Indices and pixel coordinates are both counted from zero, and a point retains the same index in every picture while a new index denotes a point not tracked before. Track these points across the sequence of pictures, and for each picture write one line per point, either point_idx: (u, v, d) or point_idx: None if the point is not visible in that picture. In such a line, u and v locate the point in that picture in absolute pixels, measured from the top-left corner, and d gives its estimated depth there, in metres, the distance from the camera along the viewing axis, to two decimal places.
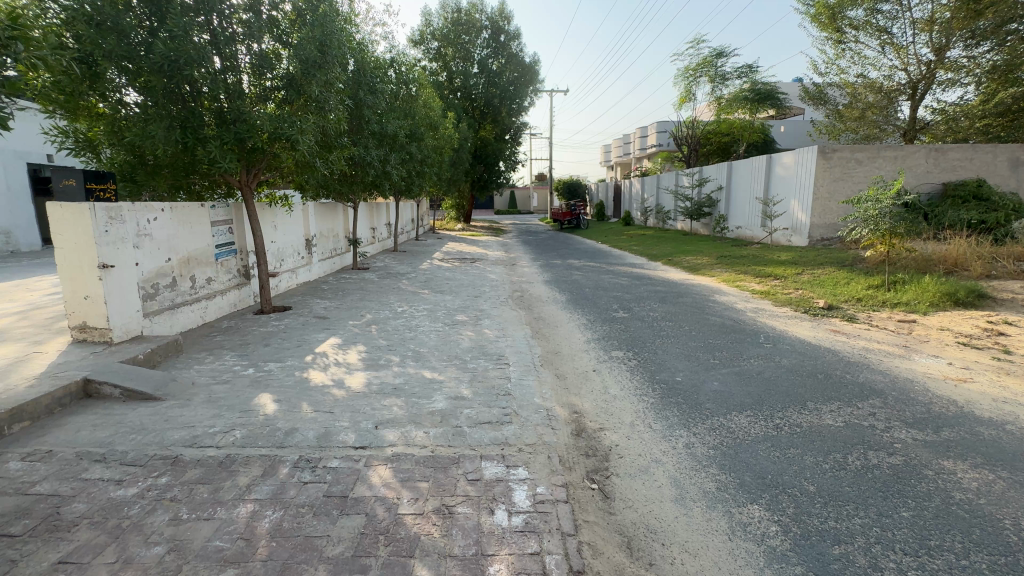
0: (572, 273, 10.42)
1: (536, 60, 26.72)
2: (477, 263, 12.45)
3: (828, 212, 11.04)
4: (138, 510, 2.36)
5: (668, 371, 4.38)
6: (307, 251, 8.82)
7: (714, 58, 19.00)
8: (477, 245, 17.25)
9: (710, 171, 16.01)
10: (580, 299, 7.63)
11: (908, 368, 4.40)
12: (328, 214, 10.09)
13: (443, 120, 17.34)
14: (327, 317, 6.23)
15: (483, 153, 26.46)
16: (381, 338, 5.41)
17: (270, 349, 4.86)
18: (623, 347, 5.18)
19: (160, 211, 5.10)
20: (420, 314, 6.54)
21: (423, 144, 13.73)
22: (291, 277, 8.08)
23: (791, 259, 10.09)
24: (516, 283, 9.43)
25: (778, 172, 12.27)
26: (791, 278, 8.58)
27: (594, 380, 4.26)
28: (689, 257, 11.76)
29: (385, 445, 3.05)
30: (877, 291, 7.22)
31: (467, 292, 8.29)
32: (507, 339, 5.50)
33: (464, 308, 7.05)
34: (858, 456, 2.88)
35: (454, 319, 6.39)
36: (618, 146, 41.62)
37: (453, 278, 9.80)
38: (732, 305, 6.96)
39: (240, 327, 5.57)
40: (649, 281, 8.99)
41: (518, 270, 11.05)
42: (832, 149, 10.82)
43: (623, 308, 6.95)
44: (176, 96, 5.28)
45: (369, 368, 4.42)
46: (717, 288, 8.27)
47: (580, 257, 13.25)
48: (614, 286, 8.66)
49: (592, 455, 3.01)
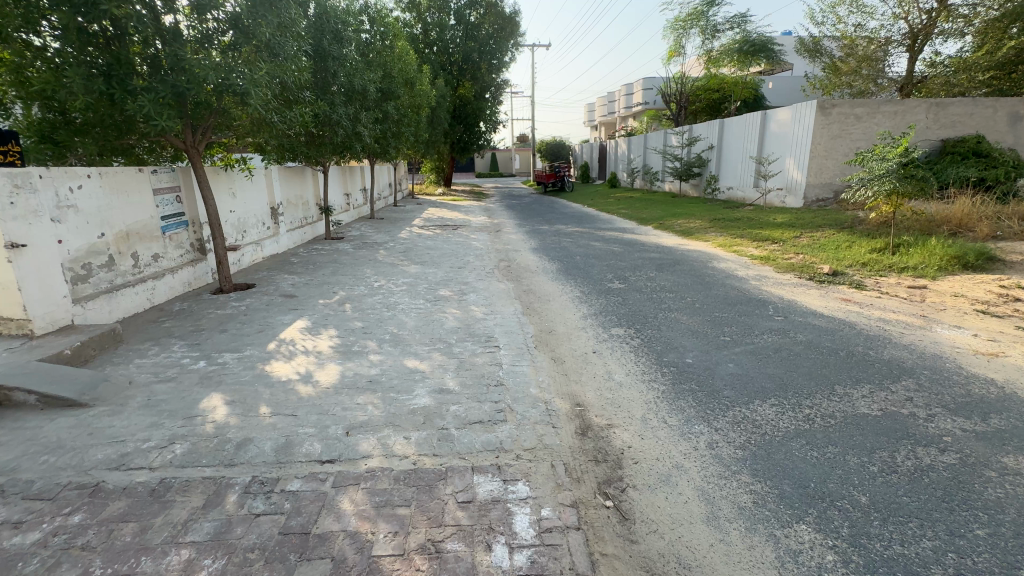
0: (561, 239, 9.88)
1: (516, 12, 25.12)
2: (459, 229, 11.80)
3: (825, 171, 10.58)
4: (36, 567, 1.85)
5: (676, 352, 3.95)
6: (273, 221, 8.08)
7: (705, 8, 17.92)
8: (459, 210, 16.49)
9: (701, 129, 15.38)
10: (571, 269, 7.13)
11: (933, 342, 4.03)
12: (296, 179, 9.26)
13: (419, 76, 16.17)
14: (295, 295, 5.61)
15: (462, 113, 25.11)
16: (356, 319, 4.86)
17: (227, 336, 4.27)
18: (623, 323, 4.73)
19: (86, 177, 4.34)
20: (399, 289, 5.97)
21: (398, 102, 12.76)
22: (256, 250, 7.37)
23: (788, 221, 9.71)
24: (502, 251, 8.86)
25: (773, 128, 11.75)
26: (791, 242, 8.21)
27: (595, 364, 3.82)
28: (681, 220, 11.32)
29: (358, 457, 2.56)
30: (882, 255, 6.87)
31: (451, 262, 7.71)
32: (496, 317, 5.00)
33: (447, 281, 6.49)
34: (907, 455, 2.49)
35: (437, 294, 5.85)
36: (603, 105, 40.34)
37: (434, 247, 9.16)
38: (732, 273, 6.56)
39: (194, 310, 4.94)
40: (643, 247, 8.52)
41: (503, 237, 10.45)
42: (832, 104, 10.27)
43: (619, 278, 6.47)
44: (96, 38, 4.39)
45: (341, 357, 3.89)
46: (714, 253, 7.86)
47: (567, 222, 12.65)
48: (606, 253, 8.16)
49: (604, 462, 2.58)
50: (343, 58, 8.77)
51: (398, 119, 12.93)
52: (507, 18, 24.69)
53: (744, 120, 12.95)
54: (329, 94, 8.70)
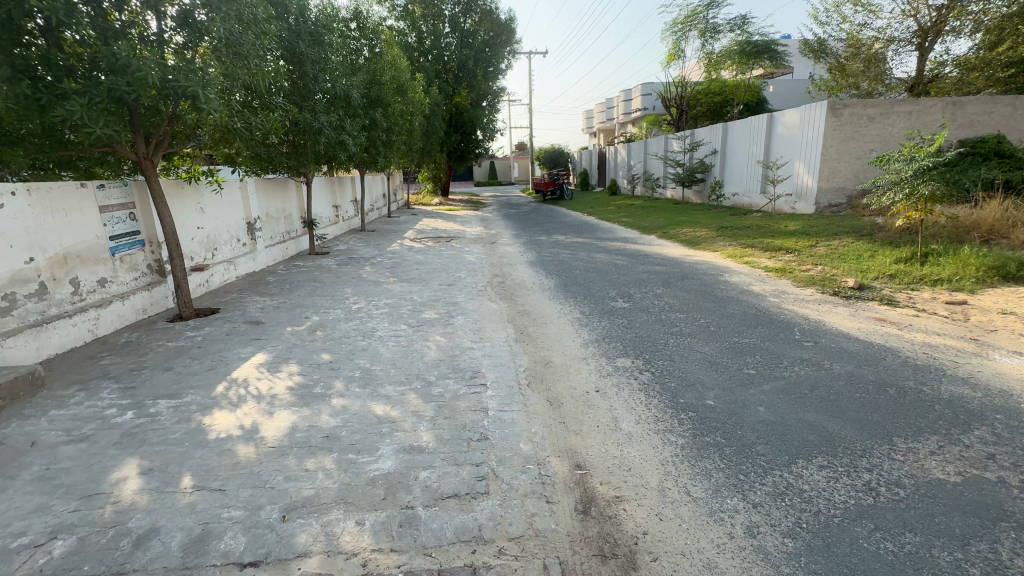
0: (560, 251, 9.29)
1: (511, 18, 24.80)
2: (453, 241, 11.23)
3: (837, 175, 10.04)
4: None
5: (693, 390, 3.35)
6: (249, 236, 7.53)
7: (703, 9, 17.47)
8: (454, 221, 15.94)
9: (703, 133, 14.87)
10: (570, 285, 6.53)
11: (996, 374, 3.41)
12: (277, 191, 8.74)
13: (411, 84, 15.73)
14: (261, 322, 5.02)
15: (458, 121, 24.69)
16: (324, 350, 4.26)
17: (171, 376, 3.67)
18: (630, 352, 4.14)
19: (9, 194, 3.78)
20: (379, 312, 5.38)
21: (388, 110, 12.27)
22: (228, 268, 6.81)
23: (800, 228, 9.14)
24: (497, 265, 8.28)
25: (779, 131, 11.23)
26: (806, 251, 7.63)
27: (598, 407, 3.22)
28: (685, 229, 10.76)
29: (291, 557, 1.96)
30: (909, 266, 6.28)
31: (440, 280, 7.12)
32: (485, 345, 4.40)
33: (433, 301, 5.90)
34: (1013, 548, 1.88)
35: (421, 317, 5.26)
36: (601, 112, 39.96)
37: (424, 261, 8.59)
38: (746, 288, 5.98)
39: (142, 342, 4.35)
40: (648, 260, 7.94)
41: (498, 250, 9.87)
42: (843, 105, 9.75)
43: (622, 296, 5.88)
44: (21, 36, 3.86)
45: (298, 402, 3.29)
46: (724, 265, 7.28)
47: (566, 232, 12.09)
48: (608, 267, 7.57)
49: (612, 558, 1.97)
50: (324, 62, 8.32)
51: (388, 127, 12.43)
52: (502, 24, 24.35)
53: (748, 122, 12.45)
54: (309, 101, 8.23)
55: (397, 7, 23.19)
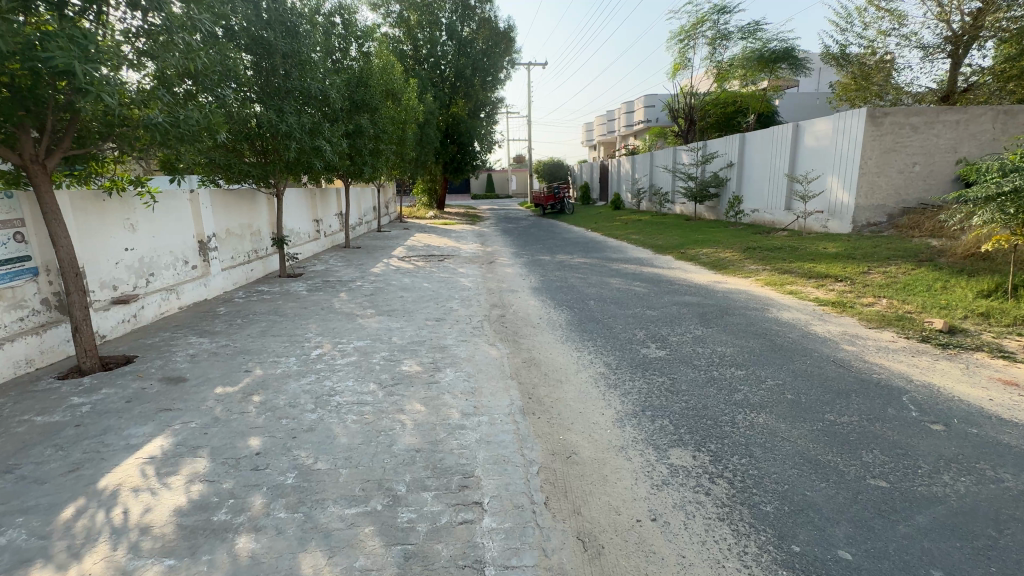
0: (567, 274, 8.10)
1: (511, 27, 23.96)
2: (446, 261, 10.04)
3: (877, 190, 8.96)
4: None
5: (808, 524, 2.14)
6: (199, 258, 6.33)
7: (713, 15, 16.44)
8: (448, 236, 14.80)
9: (718, 144, 13.88)
10: (587, 322, 5.33)
11: None
12: (241, 204, 7.56)
13: (405, 89, 14.73)
14: (184, 379, 3.78)
15: (454, 131, 23.71)
16: (255, 430, 3.03)
17: (5, 485, 2.43)
18: (685, 437, 2.94)
19: None
20: (345, 363, 4.16)
21: (376, 115, 11.19)
22: (169, 298, 5.61)
23: (840, 250, 8.02)
24: (496, 292, 7.08)
25: (808, 142, 10.20)
26: (859, 279, 6.51)
27: (661, 558, 2.01)
28: (706, 249, 9.65)
29: None
30: (999, 301, 5.14)
31: (427, 312, 5.91)
32: (481, 422, 3.18)
33: (416, 345, 4.68)
34: None
35: (397, 371, 4.02)
36: (602, 124, 39.17)
37: (411, 287, 7.38)
38: (806, 330, 4.81)
39: (1, 417, 3.12)
40: (673, 287, 6.79)
41: (497, 272, 8.69)
42: (884, 112, 8.70)
43: (655, 340, 4.68)
44: None
45: (181, 547, 2.05)
46: (766, 297, 6.15)
47: (571, 250, 10.93)
48: (628, 296, 6.39)
49: None
50: (300, 57, 7.20)
51: (376, 133, 11.32)
52: (501, 33, 23.52)
53: (770, 133, 11.44)
54: (280, 99, 7.11)
55: (392, 14, 22.53)
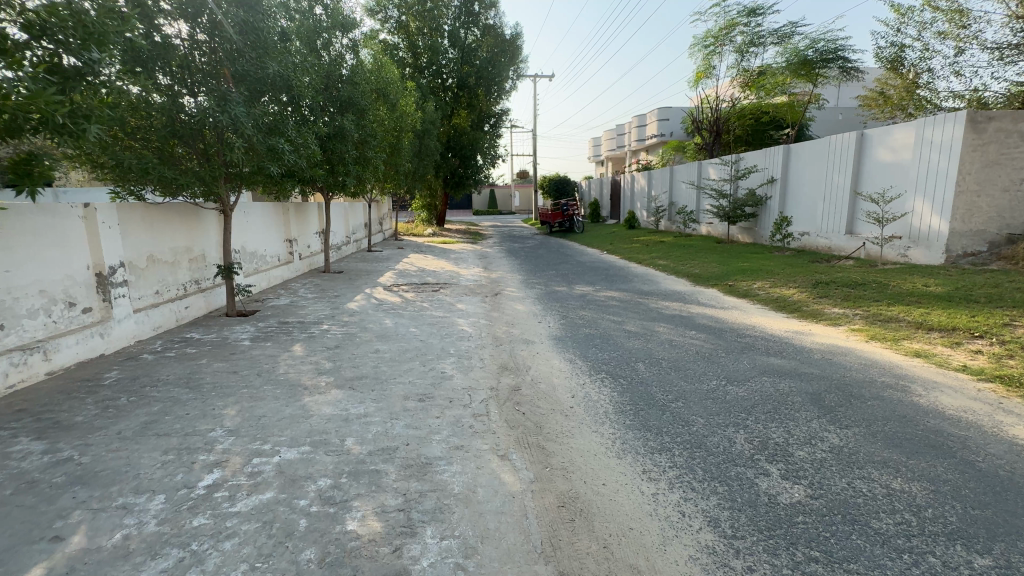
0: (597, 316, 6.32)
1: (516, 34, 22.62)
2: (442, 292, 8.29)
3: (977, 212, 7.21)
4: None
5: None
6: (95, 297, 4.60)
7: (743, 18, 14.96)
8: (447, 258, 13.10)
9: (755, 158, 12.20)
10: (648, 411, 3.53)
11: None
12: (176, 222, 5.84)
13: (401, 94, 13.17)
14: None
15: (456, 143, 22.23)
16: None
17: None
18: None
19: None
20: (246, 517, 2.33)
21: (364, 118, 9.55)
22: (33, 359, 3.88)
23: (947, 289, 6.22)
24: (506, 344, 5.30)
25: (881, 154, 8.48)
26: (1008, 335, 4.72)
27: None
28: (760, 283, 7.85)
29: None
30: None
31: (409, 384, 4.08)
32: None
33: (382, 464, 2.86)
34: None
35: (336, 540, 2.20)
36: (611, 138, 37.69)
37: (393, 334, 5.59)
38: (1010, 438, 3.02)
39: None
40: (749, 344, 5.01)
41: (506, 310, 6.93)
42: (988, 117, 6.97)
43: (773, 458, 2.85)
44: None
45: None
46: (892, 364, 4.36)
47: (592, 279, 9.15)
48: (691, 359, 4.62)
49: None
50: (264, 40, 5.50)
51: (362, 139, 9.65)
52: (506, 41, 22.16)
53: (826, 144, 9.75)
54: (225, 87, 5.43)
55: (390, 19, 21.25)
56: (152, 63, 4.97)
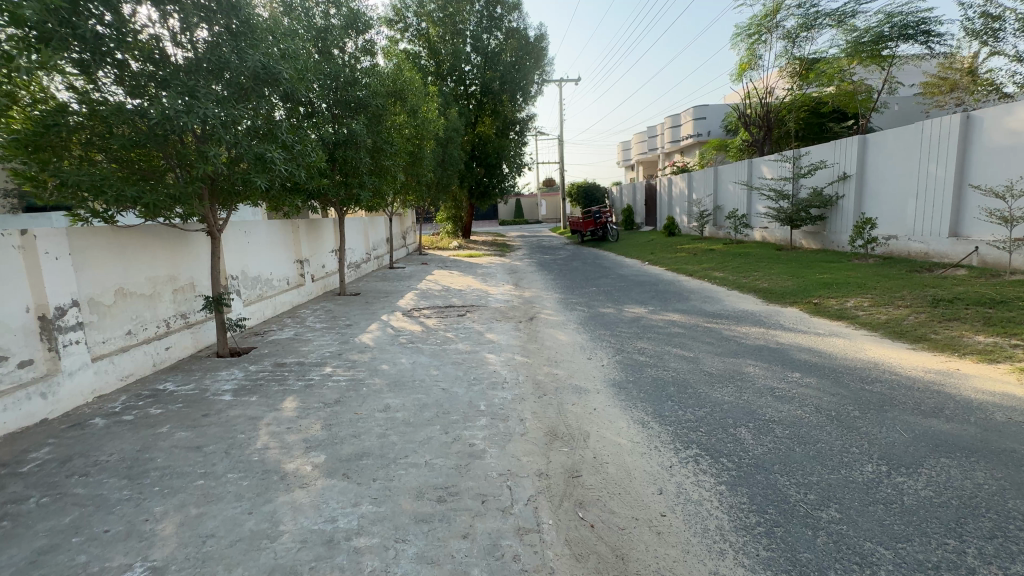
0: (662, 350, 5.05)
1: (541, 36, 21.63)
2: (469, 316, 7.18)
3: None
4: None
5: None
6: (38, 347, 3.66)
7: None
8: (475, 273, 12.07)
9: (821, 152, 10.68)
10: (791, 530, 2.27)
11: None
12: (153, 249, 4.93)
13: (422, 99, 12.24)
14: None
15: (481, 152, 21.36)
16: None
17: None
18: None
19: None
20: None
21: (379, 123, 8.60)
22: None
23: None
24: (552, 393, 4.10)
25: (999, 139, 6.94)
26: None
27: None
28: (855, 300, 6.40)
29: None
30: None
31: (425, 468, 2.93)
32: None
33: None
34: None
35: None
36: (641, 141, 36.22)
37: (408, 380, 4.47)
38: None
39: None
40: (886, 395, 3.65)
41: (546, 340, 5.74)
42: None
43: None
44: None
45: None
46: None
47: (642, 297, 7.89)
48: (816, 422, 3.30)
49: None
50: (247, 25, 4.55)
51: (378, 147, 8.70)
52: (531, 44, 21.21)
53: (917, 131, 8.23)
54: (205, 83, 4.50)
55: (411, 28, 20.44)
56: (109, 53, 4.02)
